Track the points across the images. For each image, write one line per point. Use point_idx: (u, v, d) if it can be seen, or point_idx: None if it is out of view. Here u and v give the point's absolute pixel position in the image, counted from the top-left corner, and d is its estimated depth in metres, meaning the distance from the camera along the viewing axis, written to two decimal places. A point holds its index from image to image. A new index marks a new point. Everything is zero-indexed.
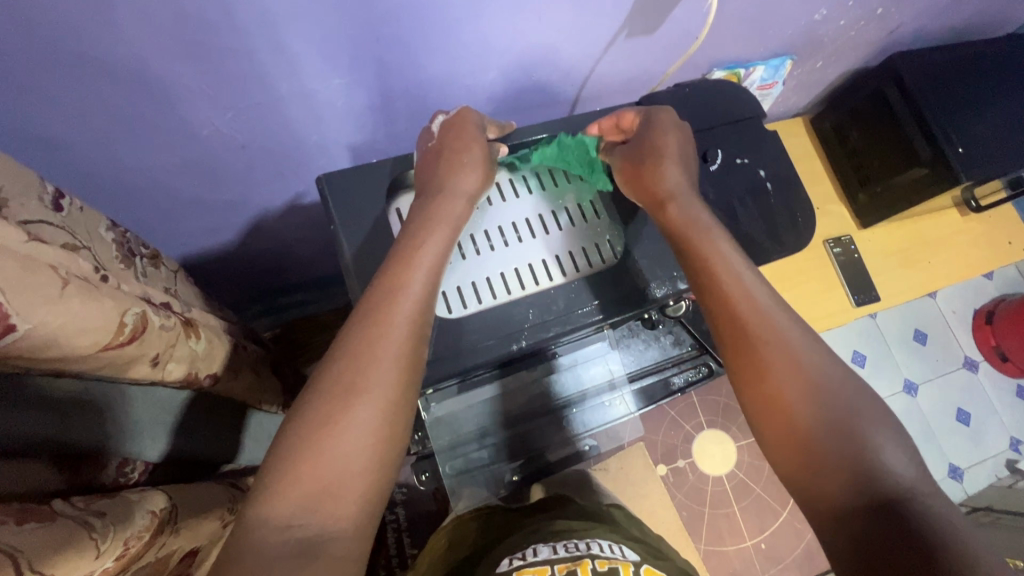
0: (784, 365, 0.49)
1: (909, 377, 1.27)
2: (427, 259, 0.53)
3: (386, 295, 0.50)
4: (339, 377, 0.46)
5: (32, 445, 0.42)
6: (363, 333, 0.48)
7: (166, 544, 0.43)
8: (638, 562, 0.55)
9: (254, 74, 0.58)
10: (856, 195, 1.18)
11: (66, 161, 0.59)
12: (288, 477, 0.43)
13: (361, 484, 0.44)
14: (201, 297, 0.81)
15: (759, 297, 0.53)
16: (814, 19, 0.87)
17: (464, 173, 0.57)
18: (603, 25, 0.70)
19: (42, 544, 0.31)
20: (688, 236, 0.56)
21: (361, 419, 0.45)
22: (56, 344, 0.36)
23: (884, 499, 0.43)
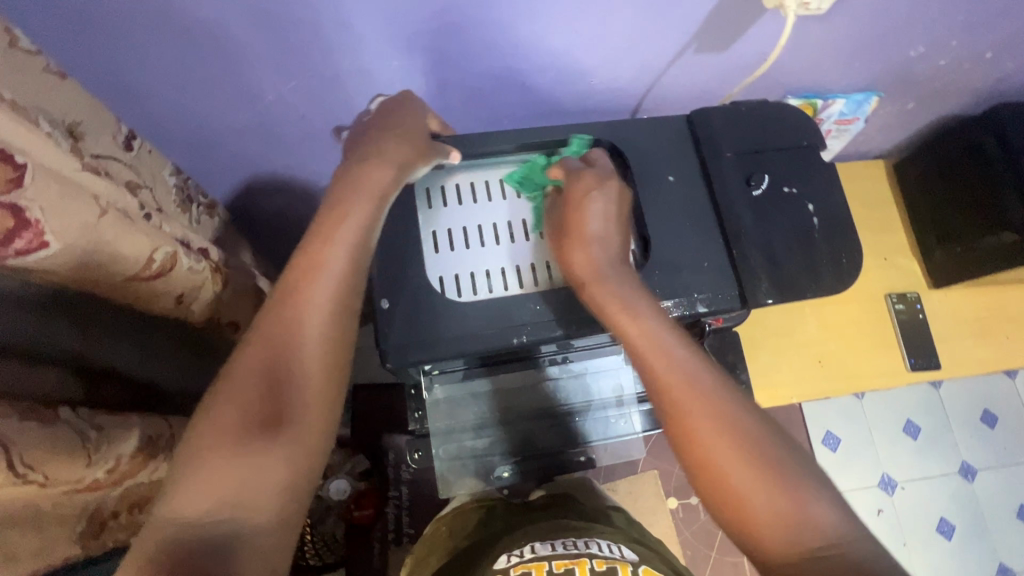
0: (711, 432, 0.46)
1: (967, 461, 1.15)
2: (348, 234, 0.50)
3: (306, 274, 0.48)
4: (257, 364, 0.45)
5: (63, 355, 0.45)
6: (280, 317, 0.47)
7: (159, 470, 0.47)
8: (637, 563, 0.52)
9: (318, 46, 0.61)
10: (932, 251, 1.09)
11: (144, 109, 0.65)
12: (205, 469, 0.42)
13: (283, 472, 0.44)
14: (247, 251, 0.86)
15: (674, 351, 0.50)
16: (910, 55, 0.81)
17: (395, 147, 0.55)
18: (669, 35, 0.69)
19: (40, 445, 0.34)
20: (613, 294, 0.52)
21: (282, 411, 0.45)
22: (83, 269, 0.41)
23: (819, 553, 0.41)
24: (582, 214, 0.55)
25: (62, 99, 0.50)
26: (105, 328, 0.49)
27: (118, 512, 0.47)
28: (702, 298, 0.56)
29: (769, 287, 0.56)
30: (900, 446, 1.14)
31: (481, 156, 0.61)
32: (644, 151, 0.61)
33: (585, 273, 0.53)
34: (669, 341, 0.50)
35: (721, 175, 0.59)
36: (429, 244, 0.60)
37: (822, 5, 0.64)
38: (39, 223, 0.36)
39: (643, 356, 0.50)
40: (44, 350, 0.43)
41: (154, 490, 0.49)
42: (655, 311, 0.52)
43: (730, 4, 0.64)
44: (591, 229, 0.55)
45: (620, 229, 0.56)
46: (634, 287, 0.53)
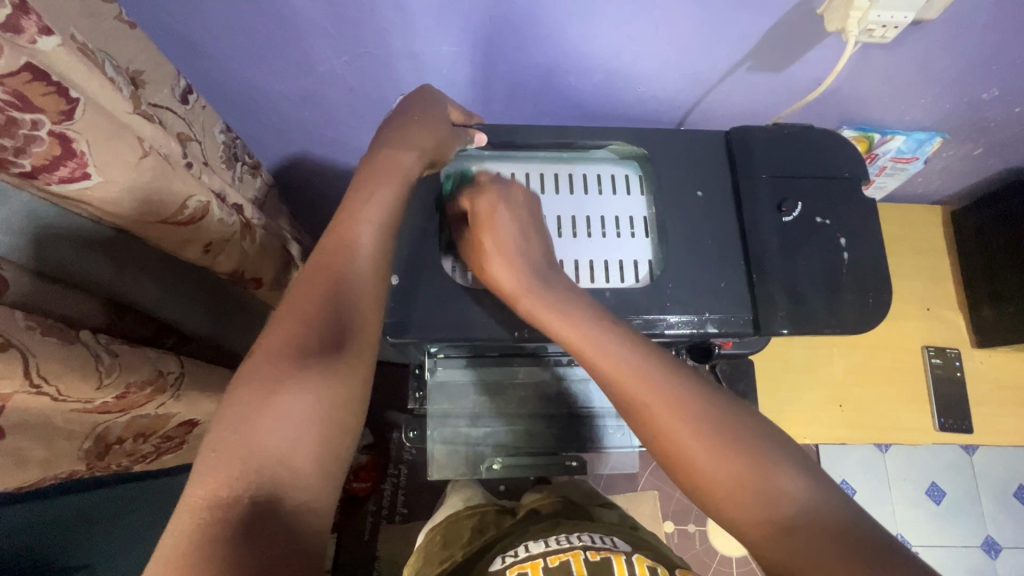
0: (671, 415, 0.46)
1: (992, 536, 1.08)
2: (376, 214, 0.52)
3: (332, 255, 0.49)
4: (287, 339, 0.46)
5: (88, 284, 0.48)
6: (312, 291, 0.48)
7: (165, 405, 0.50)
8: (630, 552, 0.56)
9: (372, 23, 0.63)
10: (981, 308, 1.03)
11: (204, 66, 0.68)
12: (229, 441, 0.41)
13: (315, 448, 0.43)
14: (283, 215, 0.89)
15: (644, 360, 0.48)
16: (981, 98, 0.76)
17: (418, 131, 0.56)
18: (723, 51, 0.67)
19: (53, 357, 0.37)
20: (548, 309, 0.52)
21: (310, 386, 0.44)
22: (118, 202, 0.43)
23: (781, 518, 0.42)
24: (494, 232, 0.55)
25: (129, 48, 0.53)
26: (135, 267, 0.52)
27: (124, 439, 0.50)
28: (713, 318, 0.55)
29: (786, 318, 0.54)
30: (919, 509, 1.07)
31: (512, 148, 0.62)
32: (676, 162, 0.60)
33: (511, 288, 0.54)
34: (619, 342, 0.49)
35: (753, 197, 0.58)
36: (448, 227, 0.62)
37: (887, 34, 0.61)
38: (84, 156, 0.39)
39: (617, 380, 0.48)
40: (69, 275, 0.46)
41: (159, 423, 0.52)
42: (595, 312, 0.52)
43: (789, 24, 0.63)
44: (488, 245, 0.55)
45: (525, 229, 0.56)
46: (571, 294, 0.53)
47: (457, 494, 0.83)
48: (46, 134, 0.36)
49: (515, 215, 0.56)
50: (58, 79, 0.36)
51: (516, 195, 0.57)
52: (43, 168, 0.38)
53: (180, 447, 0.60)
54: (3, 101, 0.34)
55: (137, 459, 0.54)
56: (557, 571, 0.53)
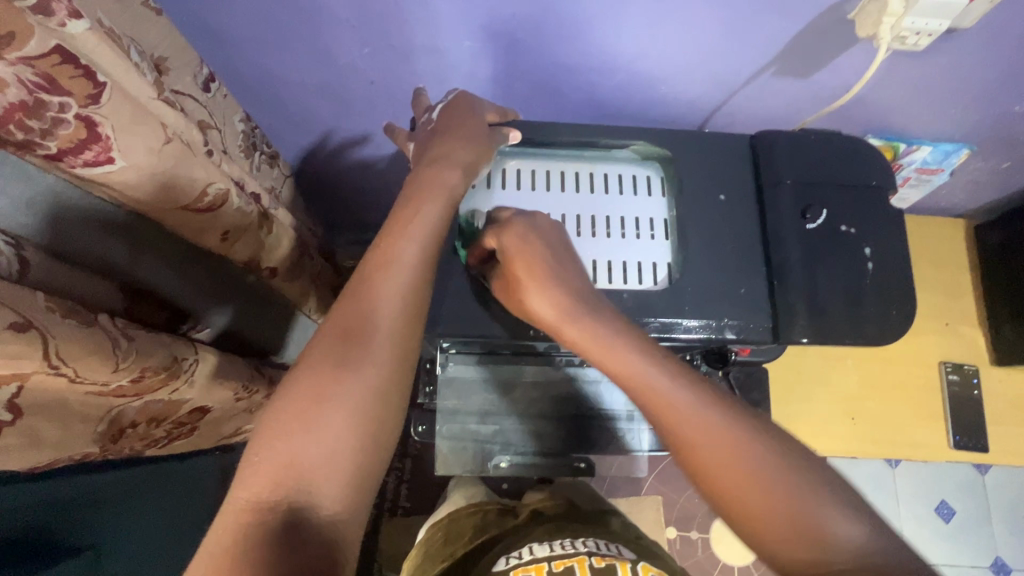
0: (713, 454, 0.44)
1: (1003, 557, 1.06)
2: (420, 233, 0.52)
3: (377, 271, 0.49)
4: (333, 350, 0.46)
5: (108, 267, 0.48)
6: (357, 303, 0.48)
7: (179, 392, 0.50)
8: (636, 560, 0.56)
9: (396, 16, 0.63)
10: (1001, 325, 1.00)
11: (227, 54, 0.68)
12: (269, 450, 0.42)
13: (348, 462, 0.43)
14: (298, 205, 0.89)
15: (679, 388, 0.47)
16: (1012, 111, 0.75)
17: (461, 147, 0.56)
18: (748, 54, 0.66)
19: (72, 340, 0.37)
20: (586, 337, 0.49)
21: (351, 397, 0.45)
22: (140, 187, 0.43)
23: (838, 560, 0.40)
24: (528, 284, 0.52)
25: (154, 34, 0.54)
26: (154, 252, 0.53)
27: (137, 423, 0.51)
28: (731, 324, 0.55)
29: (806, 327, 0.53)
30: (928, 527, 1.06)
31: (533, 145, 0.61)
32: (699, 165, 0.59)
33: (550, 319, 0.51)
34: (660, 376, 0.47)
35: (777, 203, 0.57)
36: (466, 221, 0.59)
37: (920, 42, 0.60)
38: (108, 140, 0.39)
39: (658, 408, 0.46)
40: (89, 260, 0.46)
41: (173, 409, 0.52)
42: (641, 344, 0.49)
43: (818, 28, 0.61)
44: (522, 280, 0.52)
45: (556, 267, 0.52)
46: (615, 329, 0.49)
47: (460, 492, 0.83)
48: (73, 117, 0.37)
49: (548, 250, 0.53)
50: (86, 62, 0.36)
51: (539, 229, 0.54)
52: (69, 151, 0.38)
53: (193, 432, 0.60)
54: (32, 82, 0.35)
55: (151, 443, 0.55)
56: None
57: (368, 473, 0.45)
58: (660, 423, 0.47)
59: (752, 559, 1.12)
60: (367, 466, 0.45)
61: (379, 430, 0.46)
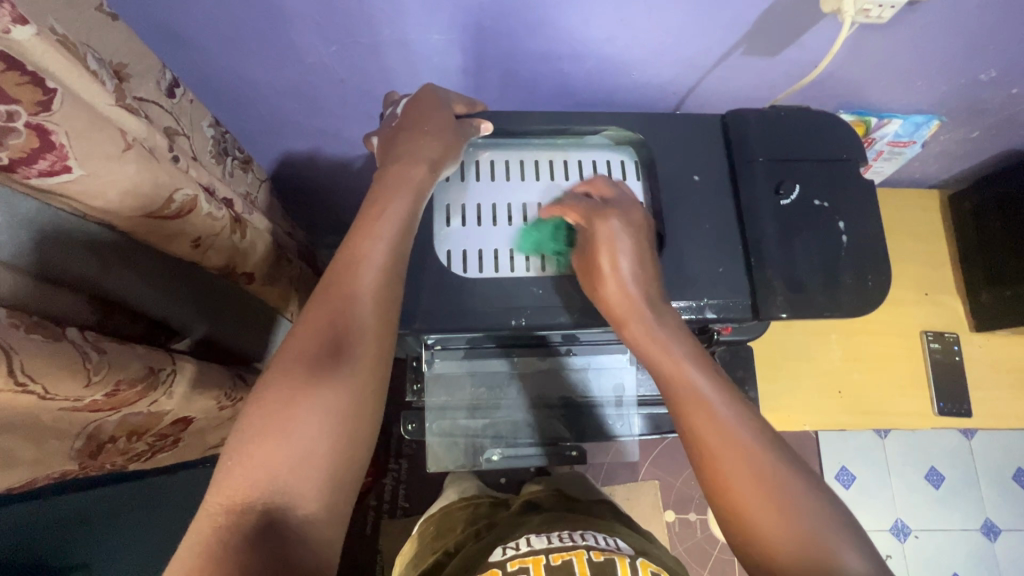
0: (736, 471, 0.45)
1: (992, 519, 1.08)
2: (390, 231, 0.51)
3: (351, 268, 0.49)
4: (305, 354, 0.46)
5: (74, 281, 0.47)
6: (328, 305, 0.48)
7: (158, 404, 0.49)
8: (634, 555, 0.56)
9: (361, 12, 0.62)
10: (979, 291, 1.02)
11: (190, 60, 0.67)
12: (251, 452, 0.42)
13: (329, 461, 0.43)
14: (276, 210, 0.88)
15: (710, 392, 0.49)
16: (978, 79, 0.76)
17: (429, 141, 0.55)
18: (716, 35, 0.67)
19: (37, 355, 0.37)
20: (642, 326, 0.52)
21: (326, 401, 0.44)
22: (101, 195, 0.42)
23: None
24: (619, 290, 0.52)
25: (111, 40, 0.53)
26: (124, 263, 0.51)
27: (117, 437, 0.49)
28: (712, 303, 0.55)
29: (784, 301, 0.54)
30: (919, 494, 1.08)
31: (504, 135, 0.60)
32: (671, 147, 0.59)
33: (621, 309, 0.53)
34: (713, 392, 0.49)
35: (749, 181, 0.57)
36: (442, 216, 0.58)
37: (883, 14, 0.60)
38: (64, 148, 0.38)
39: (681, 402, 0.49)
40: (59, 274, 0.46)
41: (152, 423, 0.51)
42: (699, 359, 0.51)
43: (784, 7, 0.62)
44: (605, 267, 0.53)
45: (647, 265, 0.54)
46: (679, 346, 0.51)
47: (452, 487, 0.85)
48: (23, 126, 0.36)
49: (632, 235, 0.54)
50: (34, 70, 0.35)
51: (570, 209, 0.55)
52: (22, 161, 0.37)
53: (175, 446, 0.59)
54: None
55: (132, 458, 0.54)
56: (560, 569, 0.53)
57: (351, 471, 0.45)
58: (687, 429, 0.49)
59: None
60: (349, 464, 0.45)
61: (358, 429, 0.45)
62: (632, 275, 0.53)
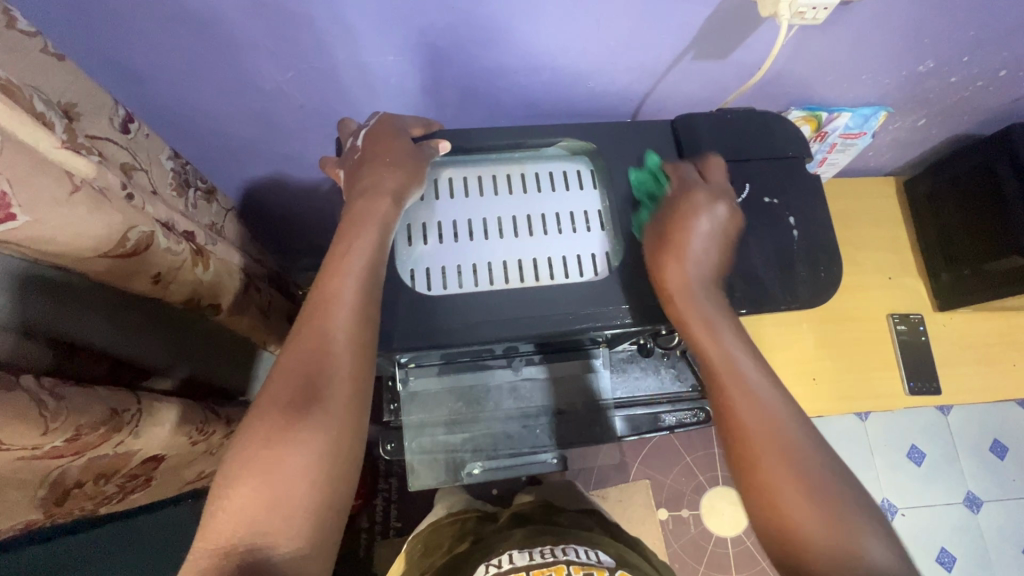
0: (782, 470, 0.46)
1: (973, 491, 1.11)
2: (356, 266, 0.51)
3: (323, 307, 0.50)
4: (280, 396, 0.47)
5: (51, 332, 0.48)
6: (302, 346, 0.48)
7: (125, 445, 0.48)
8: (613, 568, 0.56)
9: (314, 39, 0.63)
10: (938, 272, 1.06)
11: (144, 95, 0.66)
12: (237, 496, 0.43)
13: (308, 497, 0.44)
14: (245, 237, 0.87)
15: (719, 321, 0.52)
16: (918, 71, 0.79)
17: (389, 172, 0.55)
18: (664, 42, 0.69)
19: None
20: (687, 307, 0.52)
21: (304, 442, 0.45)
22: (53, 240, 0.42)
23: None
24: (685, 232, 0.54)
25: (61, 80, 0.52)
26: (95, 309, 0.52)
27: (84, 483, 0.48)
28: None
29: (742, 297, 0.55)
30: (901, 472, 1.11)
31: (462, 151, 0.61)
32: (624, 154, 0.60)
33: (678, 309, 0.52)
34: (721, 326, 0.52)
35: (701, 183, 0.59)
36: (405, 236, 0.58)
37: (818, 15, 0.62)
38: (6, 195, 0.38)
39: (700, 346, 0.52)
40: (37, 328, 0.46)
41: (120, 465, 0.50)
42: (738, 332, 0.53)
43: (726, 13, 0.64)
44: (680, 276, 0.53)
45: (719, 253, 0.55)
46: (734, 339, 0.52)
47: (441, 503, 0.85)
48: None
49: (705, 276, 0.53)
50: None
51: None
52: None
53: (147, 485, 0.58)
54: None
55: (102, 501, 0.53)
56: None
57: (333, 499, 0.45)
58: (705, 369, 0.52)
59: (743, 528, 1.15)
60: (330, 499, 0.45)
61: (336, 466, 0.46)
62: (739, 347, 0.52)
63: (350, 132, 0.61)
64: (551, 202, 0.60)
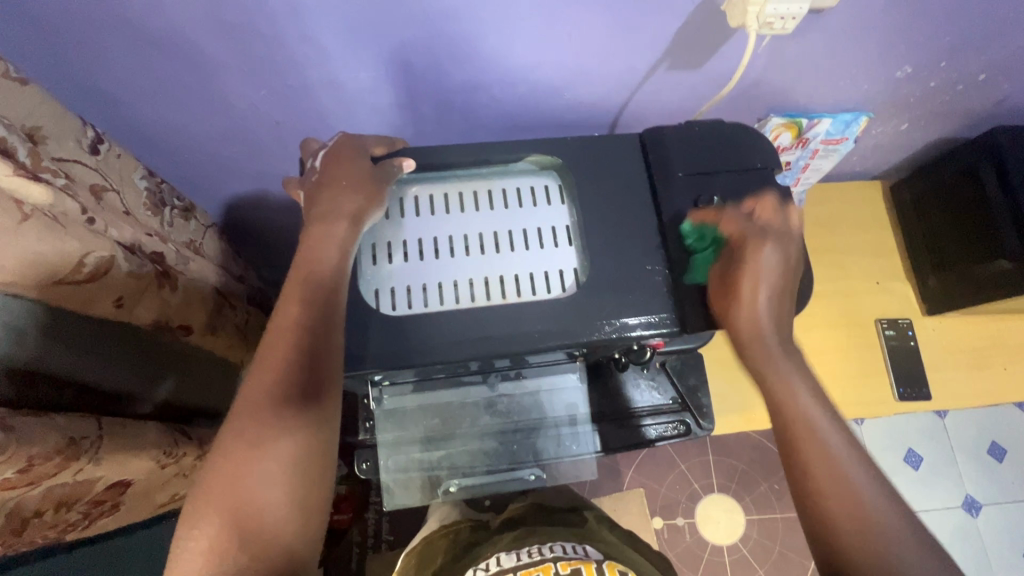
0: (812, 438, 0.50)
1: (972, 495, 1.10)
2: (316, 293, 0.52)
3: (282, 338, 0.50)
4: (242, 431, 0.47)
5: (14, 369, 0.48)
6: (264, 378, 0.49)
7: (86, 472, 0.48)
8: (601, 560, 0.55)
9: (285, 58, 0.63)
10: (926, 276, 1.06)
11: (117, 117, 0.67)
12: (202, 533, 0.43)
13: (277, 530, 0.45)
14: (226, 254, 0.87)
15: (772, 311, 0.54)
16: (896, 76, 0.79)
17: (348, 195, 0.55)
18: (638, 53, 0.68)
19: None
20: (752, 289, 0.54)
21: (270, 475, 0.46)
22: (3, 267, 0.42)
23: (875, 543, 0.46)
24: (755, 264, 0.54)
25: (24, 104, 0.52)
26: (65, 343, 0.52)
27: (43, 511, 0.48)
28: (640, 320, 0.55)
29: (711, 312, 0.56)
30: (899, 477, 1.09)
31: (429, 168, 0.60)
32: (593, 168, 0.60)
33: (746, 323, 0.54)
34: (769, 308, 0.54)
35: (668, 198, 0.59)
36: (369, 255, 0.58)
37: (787, 26, 0.62)
38: None
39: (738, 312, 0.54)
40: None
41: (82, 492, 0.50)
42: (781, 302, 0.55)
43: (697, 23, 0.64)
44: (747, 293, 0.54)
45: (783, 272, 0.55)
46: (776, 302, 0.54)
47: (435, 515, 0.85)
48: None
49: (780, 271, 0.55)
50: None
51: None
52: None
53: (117, 510, 0.58)
54: None
55: (64, 528, 0.53)
56: None
57: (303, 532, 0.46)
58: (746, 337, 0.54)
59: (738, 535, 1.14)
60: (298, 529, 0.46)
61: (304, 496, 0.47)
62: (769, 316, 0.54)
63: (311, 152, 0.60)
64: (517, 218, 0.59)
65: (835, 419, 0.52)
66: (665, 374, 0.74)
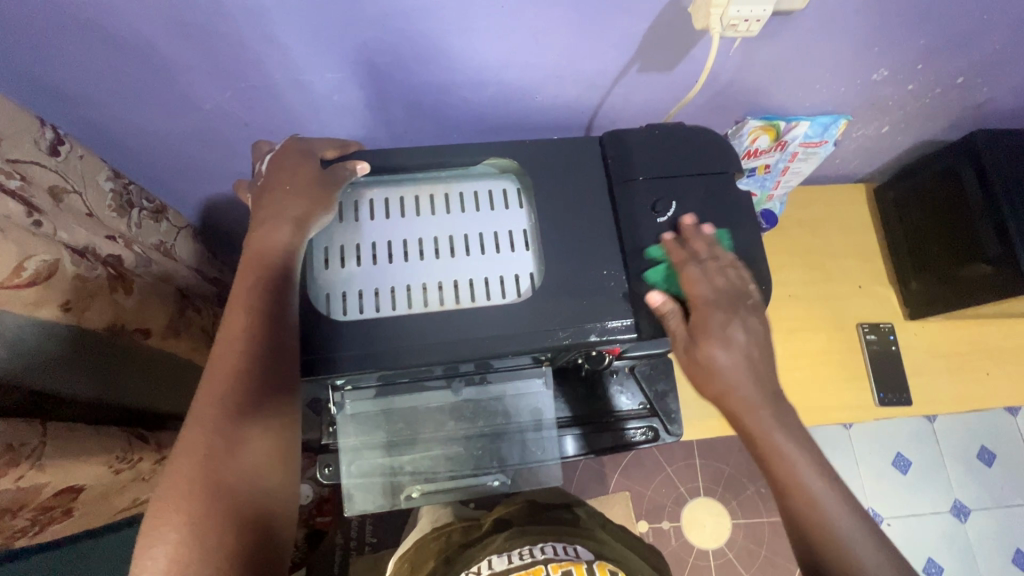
0: (784, 460, 0.49)
1: (960, 499, 1.09)
2: (268, 300, 0.51)
3: (234, 346, 0.49)
4: (198, 442, 0.46)
5: None
6: (218, 388, 0.48)
7: (31, 479, 0.48)
8: (592, 561, 0.55)
9: (247, 59, 0.62)
10: (908, 280, 1.05)
11: (82, 120, 0.66)
12: (161, 550, 0.42)
13: (238, 540, 0.44)
14: (200, 256, 0.87)
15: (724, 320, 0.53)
16: (872, 80, 0.78)
17: (294, 198, 0.55)
18: (607, 55, 0.68)
19: None
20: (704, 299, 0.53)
21: (230, 485, 0.45)
22: None
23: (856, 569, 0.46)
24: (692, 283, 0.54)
25: None
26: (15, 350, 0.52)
27: None
28: (596, 327, 0.55)
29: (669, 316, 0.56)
30: (885, 481, 1.09)
31: (387, 171, 0.60)
32: (552, 172, 0.59)
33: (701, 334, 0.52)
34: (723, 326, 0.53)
35: (626, 202, 0.59)
36: (321, 260, 0.57)
37: (752, 28, 0.61)
38: None
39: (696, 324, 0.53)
40: None
41: (30, 498, 0.50)
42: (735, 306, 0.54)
43: (664, 25, 0.63)
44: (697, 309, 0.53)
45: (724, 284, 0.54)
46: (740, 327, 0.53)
47: (427, 516, 0.84)
48: None
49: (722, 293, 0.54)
50: None
51: None
52: None
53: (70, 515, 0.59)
54: None
55: (14, 534, 0.54)
56: None
57: (267, 541, 0.46)
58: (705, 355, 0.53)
59: (724, 539, 1.13)
60: (260, 538, 0.46)
61: (264, 503, 0.47)
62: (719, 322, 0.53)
63: (261, 155, 0.60)
64: (471, 222, 0.59)
65: (799, 435, 0.50)
66: (635, 380, 0.74)
